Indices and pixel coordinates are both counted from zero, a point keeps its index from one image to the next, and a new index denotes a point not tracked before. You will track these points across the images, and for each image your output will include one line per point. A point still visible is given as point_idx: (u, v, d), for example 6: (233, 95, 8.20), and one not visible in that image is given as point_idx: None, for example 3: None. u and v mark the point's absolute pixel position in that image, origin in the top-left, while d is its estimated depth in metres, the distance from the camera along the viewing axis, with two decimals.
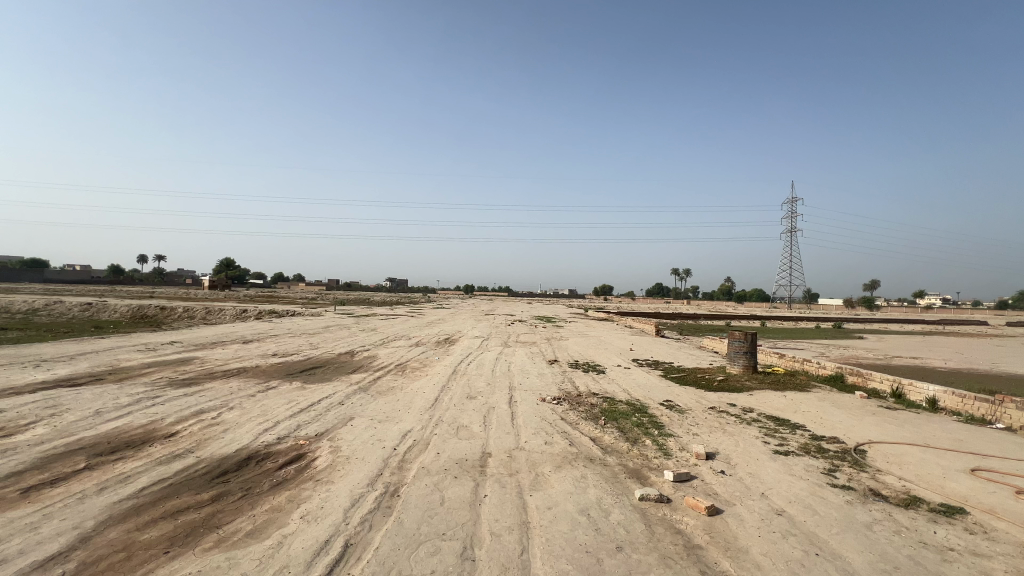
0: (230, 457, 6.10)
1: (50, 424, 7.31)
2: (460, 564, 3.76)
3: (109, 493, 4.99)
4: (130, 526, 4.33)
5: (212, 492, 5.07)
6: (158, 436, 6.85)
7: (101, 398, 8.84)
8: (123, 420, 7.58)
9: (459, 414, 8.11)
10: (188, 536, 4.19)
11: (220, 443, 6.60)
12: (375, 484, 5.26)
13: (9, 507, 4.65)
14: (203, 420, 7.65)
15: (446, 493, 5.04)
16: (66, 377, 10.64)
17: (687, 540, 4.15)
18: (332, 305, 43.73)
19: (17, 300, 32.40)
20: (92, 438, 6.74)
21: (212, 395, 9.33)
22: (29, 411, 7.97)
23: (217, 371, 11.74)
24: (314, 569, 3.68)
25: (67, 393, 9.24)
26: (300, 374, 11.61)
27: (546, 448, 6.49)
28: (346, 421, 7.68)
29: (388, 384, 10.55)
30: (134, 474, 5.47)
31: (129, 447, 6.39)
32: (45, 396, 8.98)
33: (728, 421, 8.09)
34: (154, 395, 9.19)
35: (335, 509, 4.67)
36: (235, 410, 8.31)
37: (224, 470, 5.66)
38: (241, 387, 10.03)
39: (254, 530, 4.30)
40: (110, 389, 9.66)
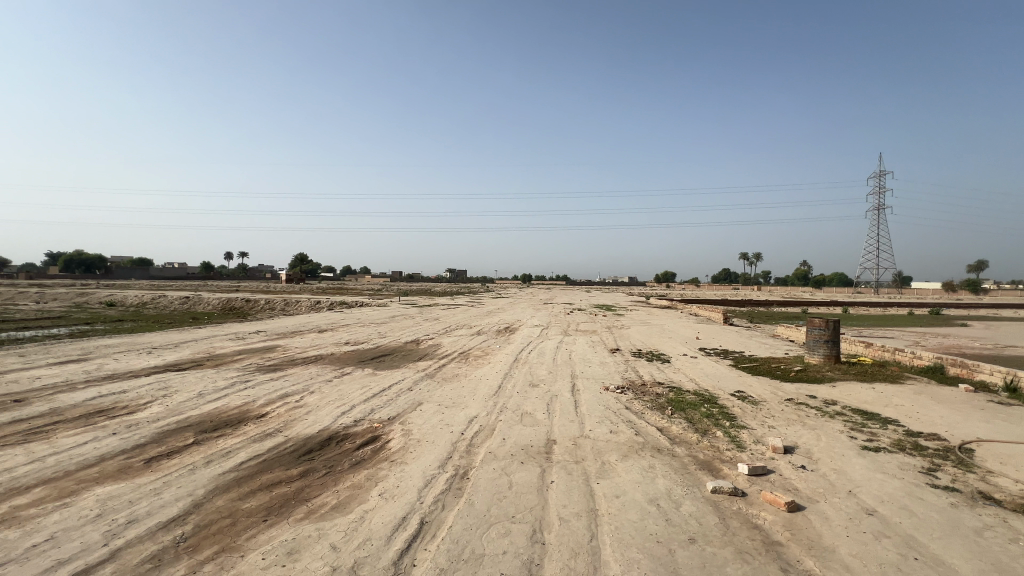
0: (314, 437, 6.59)
1: (163, 403, 8.27)
2: (530, 547, 3.85)
3: (215, 465, 5.58)
4: (233, 496, 4.82)
5: (301, 469, 5.53)
6: (251, 416, 7.55)
7: (203, 382, 9.88)
8: (222, 401, 8.42)
9: (522, 401, 8.23)
10: (283, 507, 4.62)
11: (304, 424, 7.15)
12: (445, 466, 5.49)
13: (136, 474, 5.35)
14: (288, 403, 8.34)
15: (514, 478, 5.15)
16: (173, 363, 11.96)
17: (766, 536, 3.98)
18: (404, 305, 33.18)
19: (128, 295, 36.55)
20: (198, 416, 7.55)
21: (295, 380, 10.13)
22: (146, 391, 9.08)
23: (297, 358, 12.67)
24: (394, 543, 3.92)
25: (175, 376, 10.39)
26: (371, 361, 12.27)
27: (611, 436, 6.45)
28: (416, 406, 8.06)
29: (453, 371, 10.92)
30: (234, 450, 6.08)
31: (227, 426, 7.09)
32: (157, 379, 10.17)
33: (808, 414, 7.59)
34: (246, 380, 10.10)
35: (410, 488, 4.93)
36: (315, 394, 8.95)
37: (309, 448, 6.15)
38: (319, 373, 10.79)
39: (339, 505, 4.65)
40: (208, 373, 10.74)
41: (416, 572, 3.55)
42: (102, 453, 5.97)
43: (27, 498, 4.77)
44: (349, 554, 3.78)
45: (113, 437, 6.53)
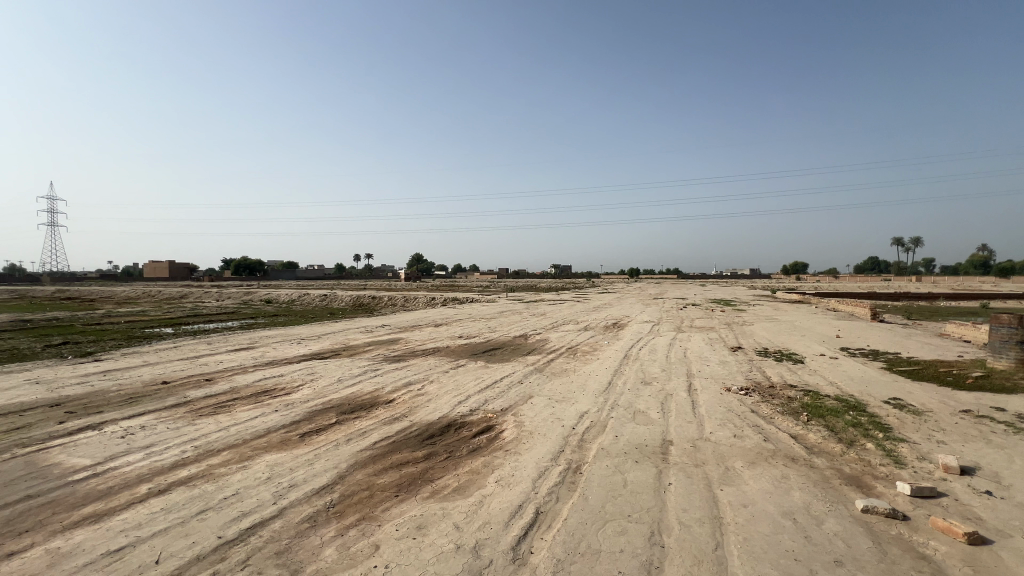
0: (435, 423, 7.10)
1: (311, 386, 9.55)
2: (649, 548, 3.73)
3: (354, 443, 6.29)
4: (370, 472, 5.40)
5: (425, 451, 6.00)
6: (381, 401, 8.39)
7: (341, 369, 11.20)
8: (357, 387, 9.48)
9: (633, 398, 8.00)
10: (411, 485, 5.06)
11: (425, 411, 7.74)
12: (558, 459, 5.54)
13: (294, 446, 6.25)
14: (412, 390, 9.11)
15: (629, 476, 5.03)
16: (318, 352, 13.76)
17: (937, 570, 3.38)
18: (499, 305, 29.94)
19: (283, 294, 42.83)
20: (338, 399, 8.58)
21: (417, 370, 11.01)
22: (298, 376, 10.56)
23: (417, 350, 13.74)
24: (511, 530, 4.06)
25: (319, 364, 11.92)
26: (482, 354, 12.85)
27: (735, 441, 5.97)
28: (526, 399, 8.26)
29: (561, 366, 10.98)
30: (368, 431, 6.79)
31: (361, 409, 7.95)
32: (306, 365, 11.79)
33: (994, 430, 6.26)
34: (375, 368, 11.25)
35: (524, 478, 5.07)
36: (434, 383, 9.63)
37: (431, 434, 6.64)
38: (437, 364, 11.59)
39: (460, 487, 4.96)
40: (345, 362, 12.15)
41: (534, 560, 3.64)
42: (269, 426, 7.09)
43: (218, 459, 5.84)
44: (471, 534, 4.01)
45: (275, 414, 7.71)
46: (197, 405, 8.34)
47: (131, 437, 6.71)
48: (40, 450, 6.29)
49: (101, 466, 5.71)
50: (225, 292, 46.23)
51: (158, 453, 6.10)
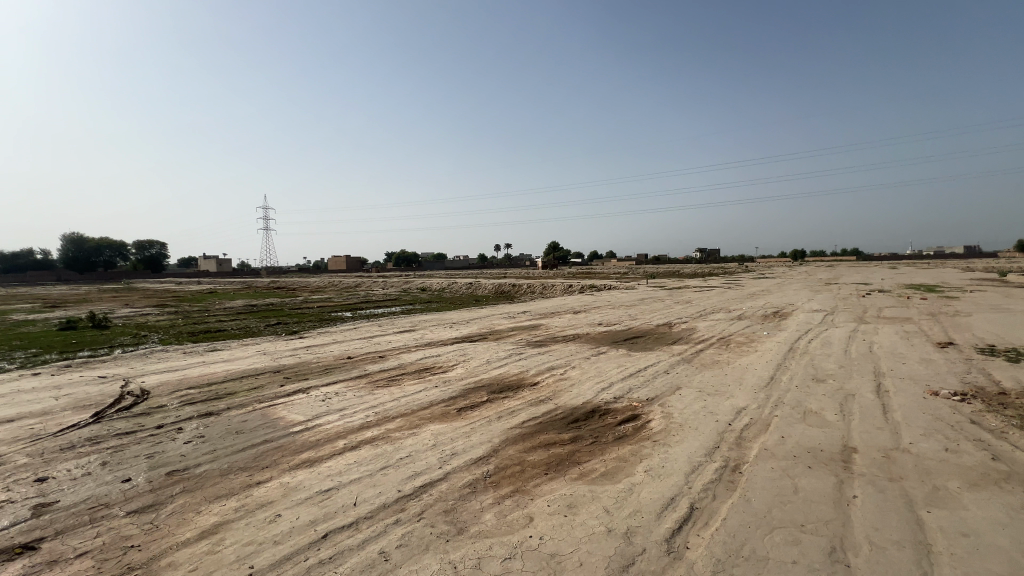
0: (579, 408, 7.20)
1: (464, 366, 10.44)
2: (829, 565, 3.30)
3: (504, 421, 6.73)
4: (520, 448, 5.72)
5: (571, 434, 6.14)
6: (527, 383, 8.80)
7: (489, 351, 12.02)
8: (504, 369, 10.08)
9: (803, 396, 7.07)
10: (560, 465, 5.23)
11: (569, 395, 7.90)
12: (713, 455, 5.19)
13: (453, 419, 6.92)
14: (555, 375, 9.36)
15: (801, 483, 4.48)
16: (467, 335, 14.97)
17: None
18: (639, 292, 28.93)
19: (436, 282, 47.28)
20: (488, 379, 9.24)
21: (558, 355, 11.28)
22: (452, 356, 11.64)
23: (558, 336, 14.03)
24: (664, 522, 3.95)
25: (470, 346, 12.95)
26: (624, 342, 12.57)
27: (947, 456, 4.89)
28: (674, 390, 7.87)
29: (712, 357, 10.20)
30: (516, 410, 7.18)
31: (509, 389, 8.44)
32: (458, 347, 12.92)
33: None
34: (519, 352, 11.82)
35: (676, 471, 4.87)
36: (576, 369, 9.76)
37: (577, 418, 6.75)
38: (578, 350, 11.70)
39: (608, 473, 4.97)
40: (492, 345, 12.99)
41: (690, 556, 3.50)
42: (431, 399, 7.97)
43: (393, 425, 6.78)
44: (623, 520, 4.00)
45: (436, 389, 8.61)
46: (375, 377, 9.75)
47: (329, 401, 8.15)
48: (270, 406, 8.03)
49: (310, 422, 7.06)
50: (390, 281, 52.84)
51: (349, 415, 7.31)
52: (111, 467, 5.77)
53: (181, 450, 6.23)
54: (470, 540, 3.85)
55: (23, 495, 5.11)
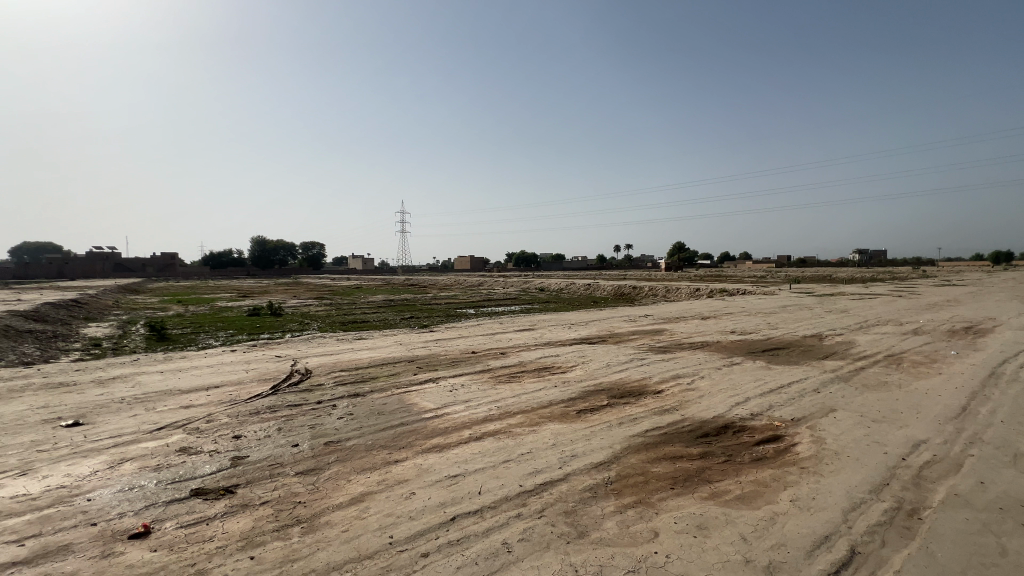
0: (709, 422, 6.66)
1: (583, 368, 10.33)
2: None
3: (626, 427, 6.50)
4: (643, 458, 5.47)
5: (700, 449, 5.70)
6: (649, 391, 8.40)
7: (608, 354, 11.75)
8: (624, 373, 9.76)
9: (1012, 435, 5.63)
10: (687, 481, 4.88)
11: (698, 406, 7.36)
12: (881, 494, 4.39)
13: (573, 421, 6.89)
14: (681, 384, 8.78)
15: (1010, 543, 3.57)
16: (586, 337, 14.81)
17: None
18: (780, 298, 25.82)
19: (555, 282, 47.52)
20: (608, 383, 9.02)
21: (684, 363, 10.57)
22: (571, 357, 11.61)
23: (684, 343, 13.14)
24: (816, 562, 3.45)
25: (588, 348, 12.78)
26: (761, 354, 11.31)
27: None
28: (827, 412, 6.86)
29: (877, 377, 8.68)
30: (639, 418, 6.89)
31: (630, 395, 8.14)
32: (577, 348, 12.86)
33: None
34: (641, 357, 11.34)
35: (832, 506, 4.22)
36: (705, 379, 9.04)
37: (707, 432, 6.24)
38: (708, 359, 10.84)
39: (745, 496, 4.50)
40: (612, 348, 12.66)
41: None
42: (551, 399, 8.04)
43: (514, 420, 6.98)
44: (763, 552, 3.60)
45: (555, 389, 8.65)
46: (497, 373, 10.16)
47: (455, 391, 8.72)
48: (406, 392, 8.84)
49: (440, 410, 7.61)
50: (511, 281, 54.49)
51: (474, 407, 7.72)
52: (284, 433, 6.87)
53: (335, 424, 7.17)
54: (591, 546, 3.78)
55: (225, 447, 6.33)
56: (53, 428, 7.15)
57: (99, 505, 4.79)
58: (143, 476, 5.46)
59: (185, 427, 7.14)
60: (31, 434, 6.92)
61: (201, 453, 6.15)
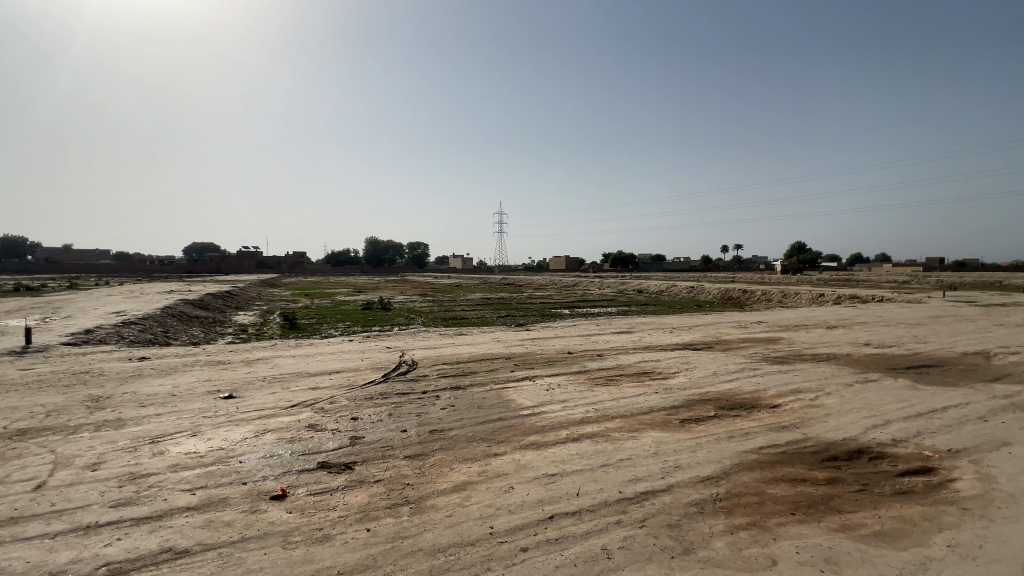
0: (839, 444, 5.89)
1: (687, 375, 9.75)
2: None
3: (737, 442, 6.01)
4: (758, 477, 5.01)
5: (827, 474, 5.07)
6: (764, 404, 7.67)
7: (716, 362, 10.95)
8: (734, 384, 9.03)
9: None
10: (812, 508, 4.37)
11: (824, 426, 6.56)
12: None
13: (676, 430, 6.54)
14: (802, 399, 7.89)
15: None
16: (690, 342, 13.97)
17: None
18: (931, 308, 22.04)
19: (655, 284, 45.35)
20: (715, 392, 8.42)
21: (806, 376, 9.48)
22: (673, 363, 11.03)
23: (805, 354, 11.79)
24: None
25: (692, 354, 12.04)
26: (906, 371, 9.73)
27: None
28: (998, 446, 5.69)
29: None
30: (752, 433, 6.32)
31: (742, 408, 7.51)
32: (680, 353, 12.20)
33: None
34: (754, 367, 10.40)
35: (1007, 559, 3.50)
36: (833, 396, 8.02)
37: (836, 456, 5.53)
38: (836, 374, 9.60)
39: (887, 534, 3.91)
40: (719, 356, 11.78)
41: None
42: (652, 405, 7.71)
43: (613, 424, 6.81)
44: None
45: (656, 395, 8.27)
46: (594, 375, 10.00)
47: (552, 391, 8.75)
48: (504, 388, 9.07)
49: (537, 408, 7.70)
50: (607, 282, 53.37)
51: (571, 407, 7.68)
52: (394, 418, 7.43)
53: (439, 414, 7.58)
54: (698, 564, 3.56)
55: (345, 427, 7.03)
56: (215, 398, 8.52)
57: (249, 468, 5.60)
58: (280, 447, 6.26)
59: (312, 406, 8.05)
60: (199, 401, 8.33)
61: (326, 430, 6.89)
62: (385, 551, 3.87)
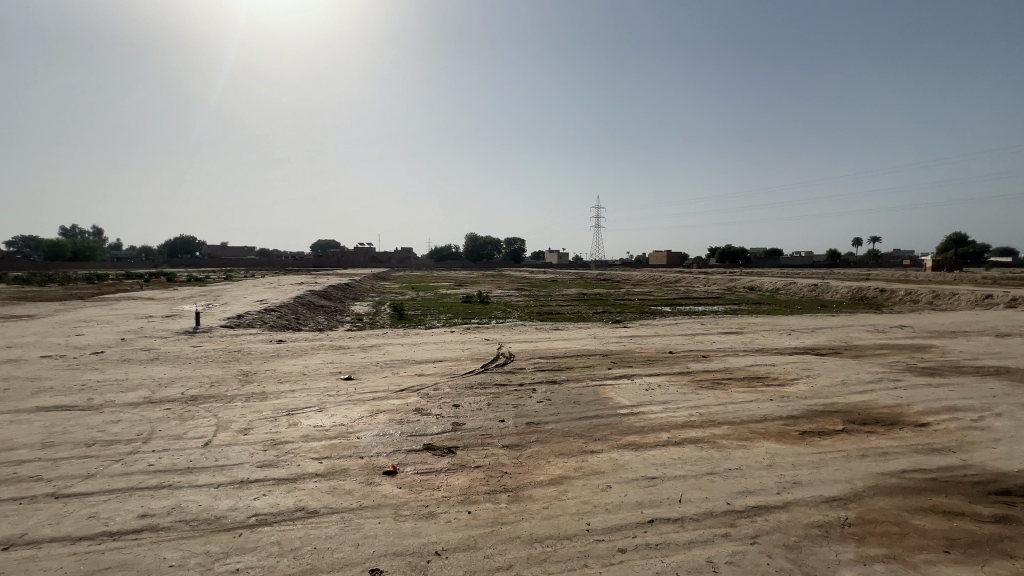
0: (1012, 476, 4.89)
1: (808, 383, 8.76)
2: None
3: (871, 462, 5.27)
4: (900, 505, 4.35)
5: (995, 511, 4.24)
6: (908, 422, 6.62)
7: (845, 370, 9.68)
8: (869, 395, 7.92)
9: None
10: (972, 549, 3.69)
11: (991, 453, 5.48)
12: None
13: (794, 442, 5.93)
14: (961, 419, 6.67)
15: None
16: (812, 347, 12.50)
17: None
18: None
19: (768, 281, 41.15)
20: (845, 404, 7.45)
21: (966, 392, 7.98)
22: (792, 368, 9.96)
23: (965, 366, 9.93)
24: None
25: (815, 360, 10.77)
26: None
27: None
28: None
29: None
30: (892, 454, 5.49)
31: (879, 424, 6.56)
32: (799, 358, 10.99)
33: None
34: (894, 378, 9.01)
35: None
36: (1005, 418, 6.65)
37: (1008, 490, 4.60)
38: (1009, 391, 7.95)
39: None
40: (849, 363, 10.39)
41: None
42: (766, 413, 7.05)
43: (719, 431, 6.37)
44: None
45: (770, 403, 7.56)
46: (698, 377, 9.41)
47: (652, 391, 8.41)
48: (600, 385, 8.92)
49: (635, 408, 7.46)
50: (712, 279, 49.72)
51: (672, 410, 7.32)
52: (493, 408, 7.69)
53: (535, 406, 7.69)
54: None
55: (448, 413, 7.44)
56: (337, 379, 9.54)
57: (365, 444, 6.19)
58: (391, 427, 6.81)
59: (418, 392, 8.64)
60: (324, 381, 9.39)
61: (431, 414, 7.35)
62: (485, 535, 4.03)
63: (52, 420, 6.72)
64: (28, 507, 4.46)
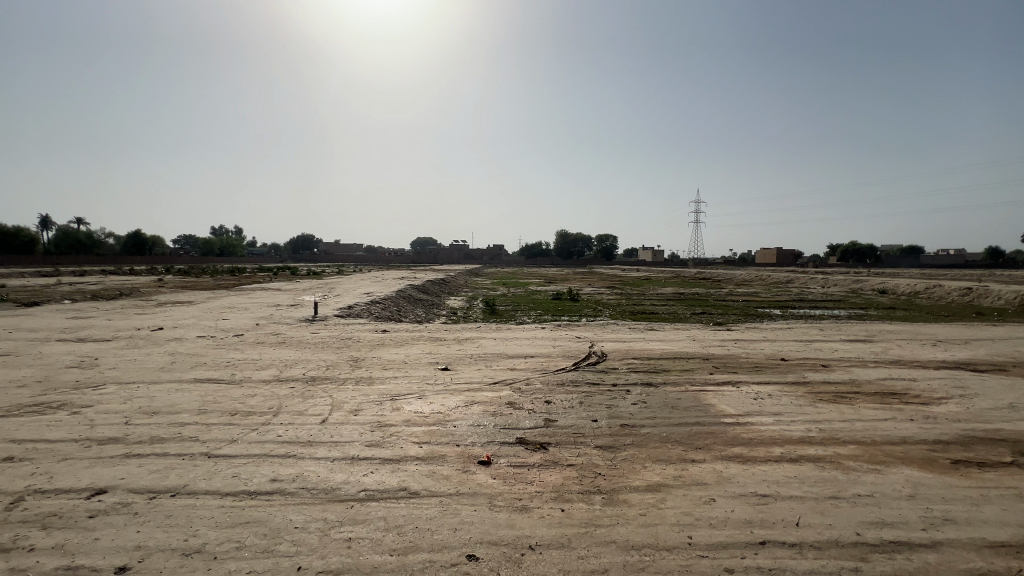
0: None
1: (962, 404, 7.40)
2: None
3: None
4: None
5: None
6: None
7: (1013, 392, 8.04)
8: None
9: None
10: None
11: None
12: None
13: (943, 472, 5.05)
14: None
15: None
16: (967, 361, 10.54)
17: None
18: None
19: (904, 283, 35.59)
20: (1015, 433, 6.18)
21: None
22: (939, 386, 8.50)
23: None
24: None
25: (970, 377, 9.08)
26: None
27: None
28: None
29: None
30: None
31: None
32: (948, 374, 9.35)
33: None
34: None
35: None
36: None
37: None
38: None
39: None
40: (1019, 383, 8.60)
41: None
42: (905, 435, 6.10)
43: (845, 450, 5.64)
44: None
45: (910, 424, 6.52)
46: (817, 388, 8.42)
47: (761, 401, 7.69)
48: (701, 391, 8.36)
49: (741, 417, 6.88)
50: (831, 279, 44.27)
51: (787, 423, 6.63)
52: (586, 407, 7.57)
53: (629, 409, 7.42)
54: None
55: (540, 409, 7.47)
56: (435, 369, 10.04)
57: (461, 432, 6.43)
58: (485, 418, 7.01)
59: (511, 386, 8.78)
60: (423, 370, 9.94)
61: (523, 409, 7.43)
62: (579, 535, 3.97)
63: (205, 391, 7.92)
64: (189, 462, 5.29)
